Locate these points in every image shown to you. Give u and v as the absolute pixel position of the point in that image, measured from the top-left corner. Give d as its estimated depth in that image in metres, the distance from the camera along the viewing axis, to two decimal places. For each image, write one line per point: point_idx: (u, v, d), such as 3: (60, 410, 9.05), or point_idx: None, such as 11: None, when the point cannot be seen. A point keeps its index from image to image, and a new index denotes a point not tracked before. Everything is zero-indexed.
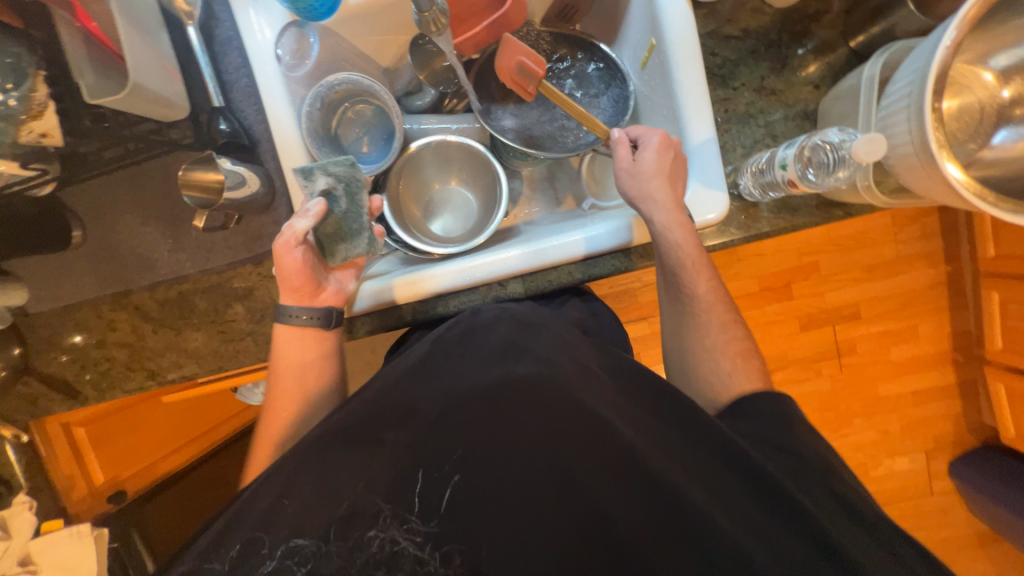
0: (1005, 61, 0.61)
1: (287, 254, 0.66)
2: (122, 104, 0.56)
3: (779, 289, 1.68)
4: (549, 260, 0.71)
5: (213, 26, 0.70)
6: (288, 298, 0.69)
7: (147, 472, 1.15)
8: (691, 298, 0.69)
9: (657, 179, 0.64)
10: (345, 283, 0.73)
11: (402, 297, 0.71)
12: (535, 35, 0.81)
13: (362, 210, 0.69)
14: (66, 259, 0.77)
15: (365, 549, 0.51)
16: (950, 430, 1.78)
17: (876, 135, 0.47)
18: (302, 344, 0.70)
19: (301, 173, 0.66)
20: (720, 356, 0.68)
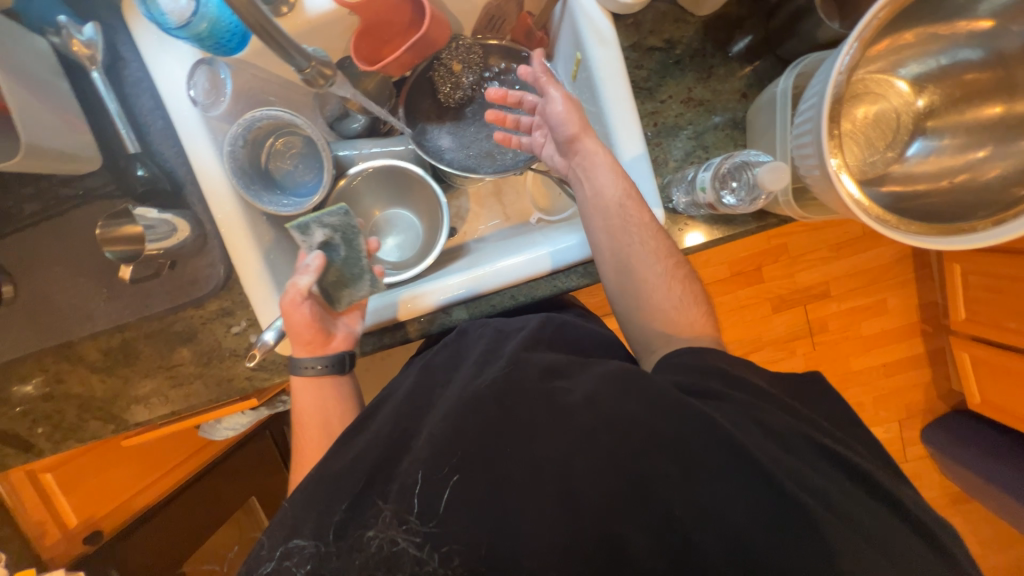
0: (913, 70, 0.66)
1: (296, 310, 0.66)
2: (19, 168, 0.54)
3: (750, 273, 1.70)
4: (523, 276, 0.71)
5: (120, 67, 0.67)
6: (303, 352, 0.68)
7: (121, 510, 1.13)
8: (636, 233, 0.63)
9: (568, 122, 0.64)
10: (352, 325, 0.72)
11: (403, 314, 0.73)
12: (466, 48, 0.78)
13: (361, 253, 0.71)
14: (1, 315, 0.76)
15: (364, 550, 0.48)
16: (921, 398, 1.83)
17: (777, 165, 0.50)
18: (320, 397, 0.68)
19: (297, 229, 0.68)
20: (670, 285, 0.64)
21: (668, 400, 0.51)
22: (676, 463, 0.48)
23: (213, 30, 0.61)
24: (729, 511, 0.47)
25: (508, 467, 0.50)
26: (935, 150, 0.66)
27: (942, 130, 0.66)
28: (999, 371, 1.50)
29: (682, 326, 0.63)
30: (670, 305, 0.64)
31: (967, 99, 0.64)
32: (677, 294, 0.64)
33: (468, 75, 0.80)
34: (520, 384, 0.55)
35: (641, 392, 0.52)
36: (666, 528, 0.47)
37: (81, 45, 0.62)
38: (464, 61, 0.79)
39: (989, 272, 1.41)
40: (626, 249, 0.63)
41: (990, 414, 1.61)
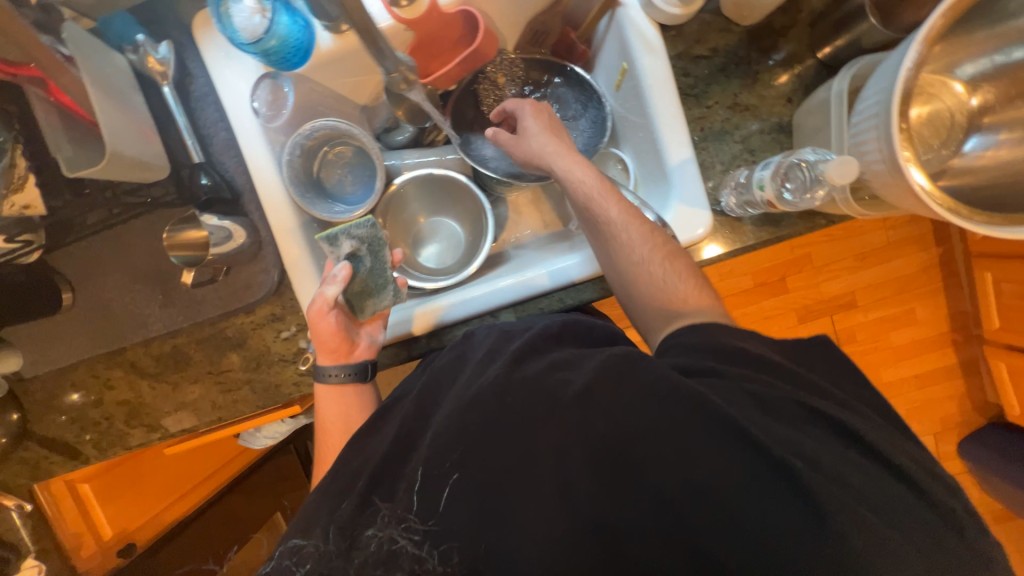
0: (970, 70, 0.66)
1: (321, 320, 0.66)
2: (100, 173, 0.56)
3: (774, 284, 1.69)
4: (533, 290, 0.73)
5: (188, 83, 0.71)
6: (327, 360, 0.68)
7: (150, 525, 1.13)
8: (608, 224, 0.66)
9: (544, 135, 0.71)
10: (375, 335, 0.72)
11: (419, 327, 0.74)
12: (510, 63, 0.81)
13: (386, 265, 0.71)
14: (58, 322, 0.77)
15: (364, 548, 0.51)
16: (955, 411, 1.78)
17: (847, 159, 0.50)
18: (343, 405, 0.68)
19: (326, 240, 0.69)
20: (653, 268, 0.64)
21: (665, 385, 0.50)
22: (680, 448, 0.48)
23: (280, 47, 0.64)
24: (747, 492, 0.46)
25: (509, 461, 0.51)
26: (999, 139, 0.66)
27: (1006, 119, 0.66)
28: None
29: (678, 301, 0.63)
30: (658, 289, 0.64)
31: (1019, 100, 0.65)
32: (665, 275, 0.63)
33: (511, 87, 0.83)
34: (519, 380, 0.55)
35: (637, 379, 0.51)
36: (683, 513, 0.47)
37: (155, 62, 0.66)
38: (507, 75, 0.82)
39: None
40: (610, 238, 0.65)
41: None
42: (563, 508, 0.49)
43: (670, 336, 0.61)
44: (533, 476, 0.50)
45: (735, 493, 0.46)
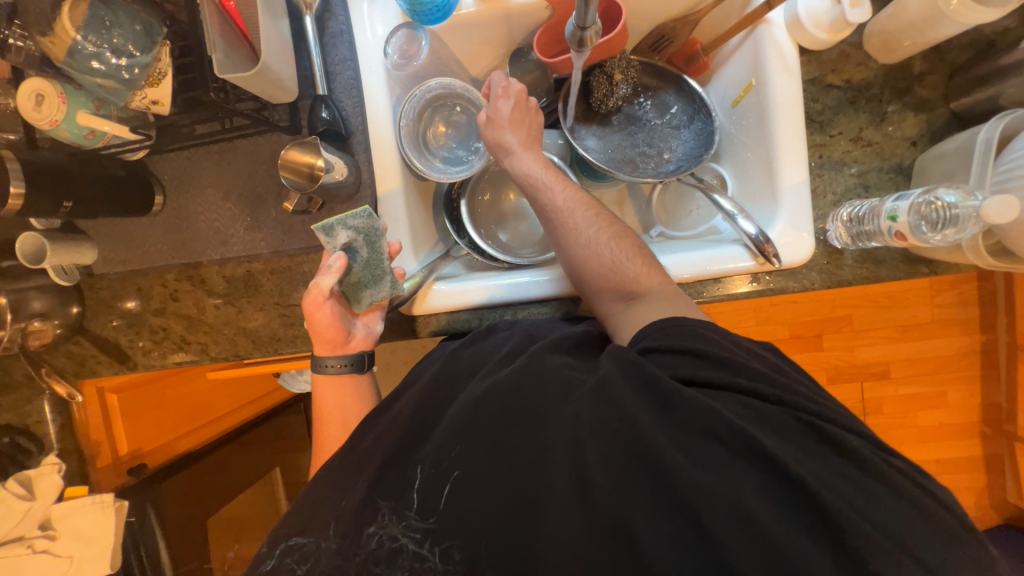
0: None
1: (318, 309, 0.67)
2: (246, 82, 0.57)
3: (810, 339, 1.67)
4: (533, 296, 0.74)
5: (326, 18, 0.72)
6: (324, 350, 0.70)
7: (164, 450, 1.10)
8: (554, 212, 0.71)
9: (506, 126, 0.74)
10: (372, 327, 0.73)
11: (439, 305, 0.74)
12: (628, 62, 0.82)
13: (382, 257, 0.68)
14: (143, 225, 0.78)
15: (365, 546, 0.53)
16: (972, 503, 1.73)
17: (1009, 199, 0.50)
18: (341, 393, 0.70)
19: (321, 231, 0.65)
20: (600, 249, 0.67)
21: (664, 390, 0.51)
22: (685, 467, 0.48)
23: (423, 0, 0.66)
24: (777, 531, 0.45)
25: (524, 458, 0.53)
26: None
27: None
28: None
29: (632, 281, 0.66)
30: (607, 269, 0.67)
31: None
32: (613, 255, 0.67)
33: (624, 85, 0.82)
34: (537, 372, 0.58)
35: (642, 380, 0.52)
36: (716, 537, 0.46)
37: None
38: (624, 72, 0.82)
39: None
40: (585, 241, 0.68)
41: None
42: (568, 508, 0.50)
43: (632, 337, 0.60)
44: (550, 475, 0.51)
45: (756, 526, 0.45)
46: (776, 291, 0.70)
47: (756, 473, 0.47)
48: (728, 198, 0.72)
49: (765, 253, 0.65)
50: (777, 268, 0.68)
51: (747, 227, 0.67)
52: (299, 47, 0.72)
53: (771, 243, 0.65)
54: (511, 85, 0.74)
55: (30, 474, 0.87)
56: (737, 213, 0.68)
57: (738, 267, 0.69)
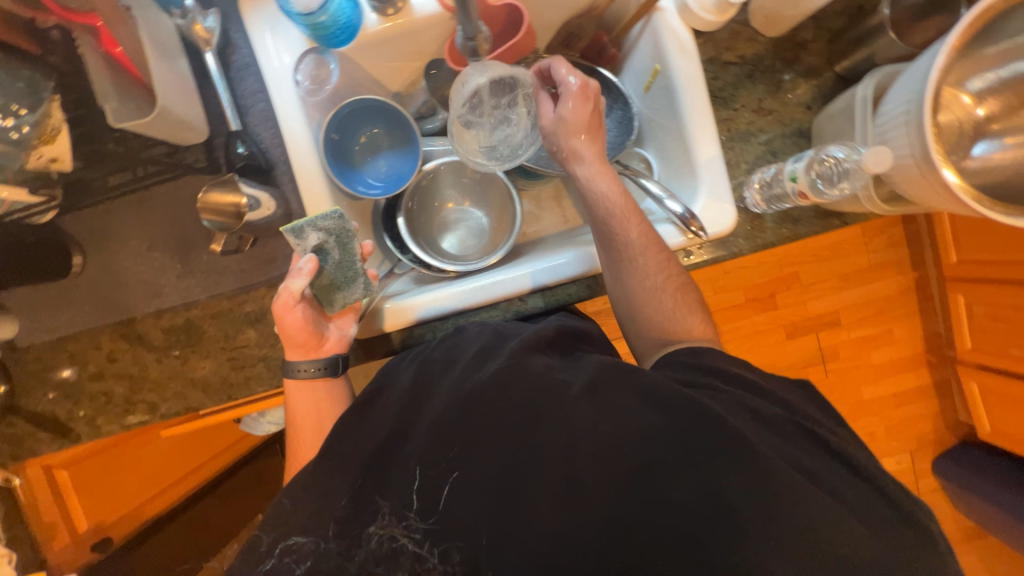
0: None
1: (288, 313, 0.65)
2: (147, 128, 0.56)
3: (765, 300, 1.74)
4: (499, 294, 0.74)
5: (229, 53, 0.71)
6: (296, 355, 0.69)
7: (127, 520, 1.06)
8: (626, 247, 0.69)
9: (580, 134, 0.70)
10: (345, 329, 0.72)
11: (391, 323, 0.74)
12: (543, 62, 0.85)
13: (355, 258, 0.69)
14: (64, 289, 0.74)
15: (365, 545, 0.55)
16: (929, 429, 1.84)
17: (881, 149, 0.54)
18: (316, 400, 0.69)
19: (291, 233, 0.66)
20: (663, 298, 0.69)
21: (662, 391, 0.56)
22: (676, 451, 0.53)
23: (330, 23, 0.66)
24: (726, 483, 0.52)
25: (498, 453, 0.56)
26: None
27: None
28: (1010, 399, 1.54)
29: (681, 330, 0.69)
30: (662, 318, 0.70)
31: None
32: (673, 305, 0.69)
33: None
34: (521, 372, 0.60)
35: (631, 385, 0.58)
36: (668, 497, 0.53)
37: (203, 30, 0.66)
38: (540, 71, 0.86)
39: (996, 301, 1.48)
40: (646, 278, 0.69)
41: (1001, 442, 1.63)
42: (552, 500, 0.54)
43: (666, 353, 0.68)
44: (521, 469, 0.55)
45: (714, 487, 0.52)
46: (708, 261, 0.74)
47: (722, 438, 0.53)
48: (654, 181, 0.75)
49: (691, 228, 0.69)
50: (705, 240, 0.71)
51: (673, 206, 0.70)
52: (205, 84, 0.70)
53: (695, 218, 0.68)
54: (586, 83, 0.68)
55: None
56: (663, 195, 0.71)
57: (670, 243, 0.72)
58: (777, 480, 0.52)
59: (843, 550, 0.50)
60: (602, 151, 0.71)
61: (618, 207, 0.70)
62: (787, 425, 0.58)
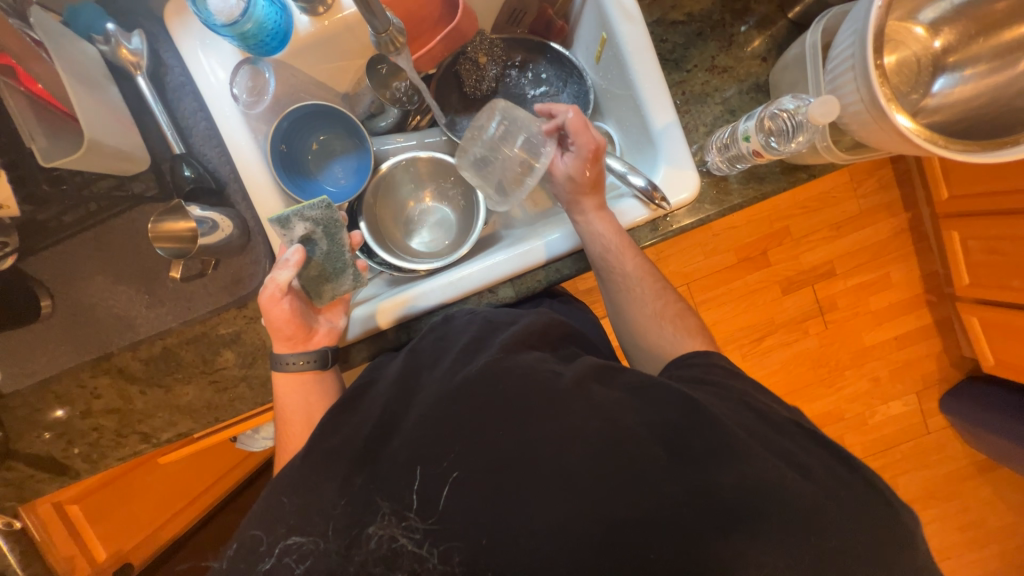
0: (932, 14, 0.65)
1: (275, 305, 0.66)
2: (80, 164, 0.56)
3: (757, 258, 1.62)
4: (500, 275, 0.72)
5: (163, 74, 0.69)
6: (284, 348, 0.69)
7: (150, 541, 1.11)
8: (623, 278, 0.72)
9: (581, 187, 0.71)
10: (335, 321, 0.73)
11: (385, 319, 0.73)
12: (490, 42, 0.82)
13: (343, 248, 0.69)
14: (36, 332, 0.73)
15: (364, 546, 0.52)
16: (934, 368, 1.75)
17: (827, 99, 0.53)
18: (305, 392, 0.69)
19: (277, 222, 0.67)
20: (664, 323, 0.72)
21: (654, 389, 0.57)
22: (663, 442, 0.53)
23: (257, 31, 0.64)
24: (697, 459, 0.52)
25: (479, 449, 0.53)
26: (965, 75, 0.66)
27: (972, 55, 0.65)
28: (1005, 328, 1.49)
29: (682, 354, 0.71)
30: (665, 343, 0.71)
31: (982, 38, 0.65)
32: (674, 332, 0.71)
33: (492, 66, 0.84)
34: (513, 368, 0.58)
35: (621, 383, 0.59)
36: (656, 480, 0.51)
37: (129, 53, 0.65)
38: (488, 54, 0.83)
39: (990, 234, 1.40)
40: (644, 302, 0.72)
41: (1006, 375, 1.58)
42: (543, 489, 0.51)
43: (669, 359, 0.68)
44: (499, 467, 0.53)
45: (687, 466, 0.52)
46: (678, 230, 0.72)
47: (699, 419, 0.54)
48: (615, 157, 0.73)
49: (655, 200, 0.67)
50: (669, 211, 0.69)
51: (634, 181, 0.68)
52: (145, 108, 0.69)
53: (657, 190, 0.66)
54: (598, 141, 0.70)
55: None
56: (625, 171, 0.69)
57: (636, 218, 0.71)
58: (740, 452, 0.52)
59: (813, 511, 0.50)
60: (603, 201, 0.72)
61: (615, 244, 0.71)
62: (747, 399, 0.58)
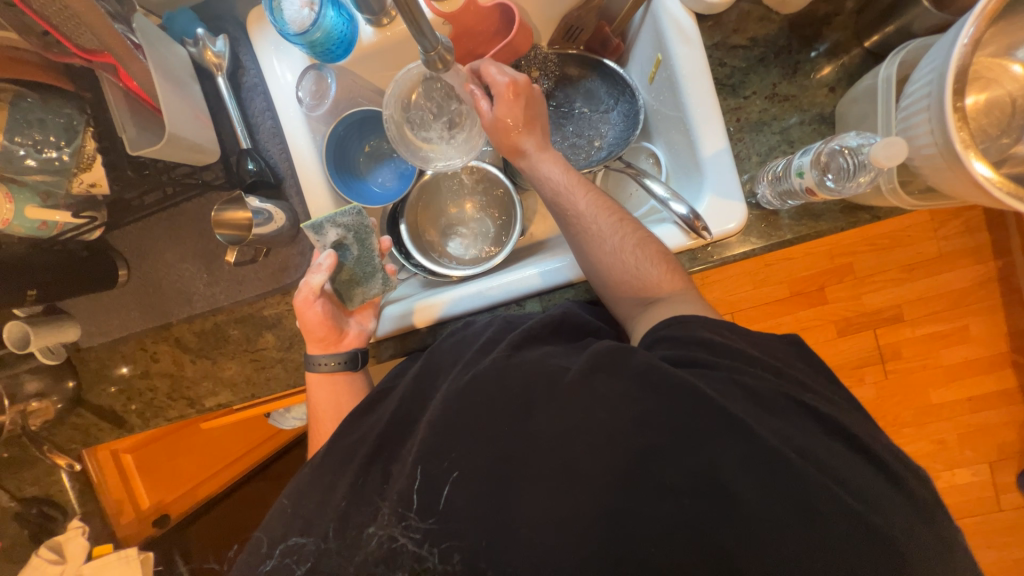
0: None
1: (308, 308, 0.71)
2: (160, 154, 0.62)
3: (812, 294, 1.45)
4: (518, 292, 0.74)
5: (241, 75, 0.76)
6: (318, 349, 0.73)
7: (188, 497, 1.21)
8: (578, 218, 0.70)
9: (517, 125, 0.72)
10: (364, 324, 0.77)
11: (419, 321, 0.76)
12: (543, 58, 0.83)
13: (373, 252, 0.74)
14: (113, 297, 0.82)
15: (366, 546, 0.53)
16: (1016, 438, 1.52)
17: (894, 140, 0.50)
18: (335, 390, 0.74)
19: (312, 229, 0.71)
20: (625, 257, 0.67)
21: (657, 375, 0.53)
22: (672, 449, 0.50)
23: (325, 39, 0.68)
24: (729, 479, 0.48)
25: (482, 456, 0.53)
26: None
27: None
28: None
29: (652, 286, 0.66)
30: (632, 277, 0.67)
31: None
32: (638, 263, 0.67)
33: (544, 81, 0.85)
34: (519, 364, 0.58)
35: (628, 369, 0.54)
36: (663, 519, 0.48)
37: (213, 55, 0.72)
38: (541, 69, 0.84)
39: None
40: (605, 246, 0.68)
41: None
42: (549, 492, 0.51)
43: (653, 325, 0.64)
44: (501, 481, 0.52)
45: (718, 486, 0.48)
46: (719, 261, 0.69)
47: (718, 434, 0.50)
48: (660, 182, 0.70)
49: (696, 229, 0.64)
50: (711, 241, 0.66)
51: (677, 208, 0.65)
52: (220, 105, 0.76)
53: (700, 219, 0.63)
54: (515, 80, 0.70)
55: (60, 539, 0.92)
56: (668, 198, 0.67)
57: (675, 245, 0.69)
58: (782, 489, 0.47)
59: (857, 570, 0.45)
60: (543, 137, 0.74)
61: (563, 183, 0.72)
62: (785, 400, 0.54)
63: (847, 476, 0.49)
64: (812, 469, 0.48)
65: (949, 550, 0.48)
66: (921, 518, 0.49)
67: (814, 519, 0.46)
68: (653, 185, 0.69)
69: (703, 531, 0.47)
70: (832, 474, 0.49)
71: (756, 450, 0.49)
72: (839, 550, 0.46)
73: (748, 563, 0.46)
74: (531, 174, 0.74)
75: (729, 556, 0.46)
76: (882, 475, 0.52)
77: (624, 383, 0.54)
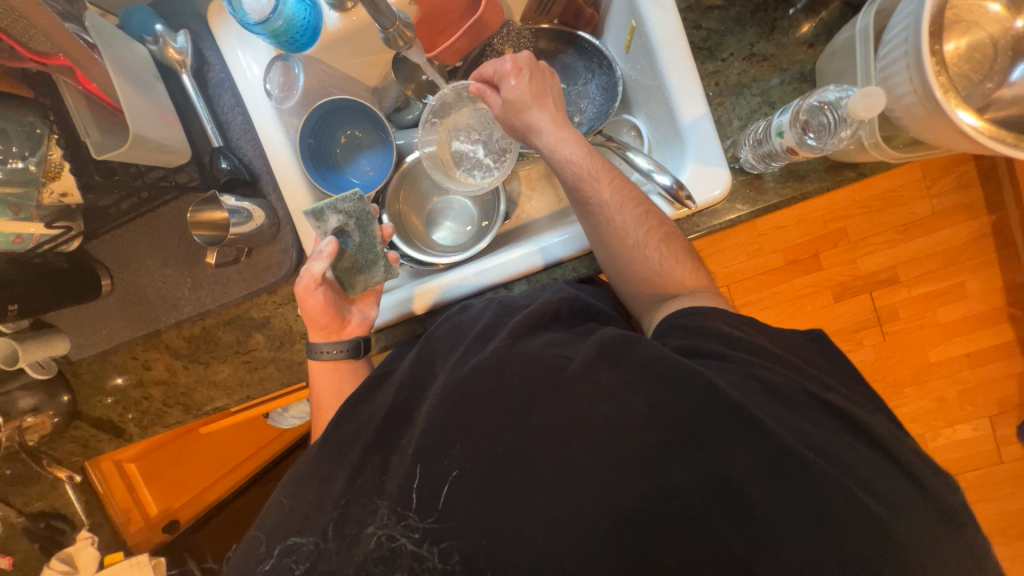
0: None
1: (309, 295, 0.70)
2: (127, 157, 0.62)
3: (807, 260, 1.43)
4: (514, 273, 0.73)
5: (207, 71, 0.75)
6: (320, 337, 0.73)
7: (193, 504, 1.23)
8: (601, 208, 0.67)
9: (530, 105, 0.70)
10: (367, 311, 0.75)
11: (418, 307, 0.75)
12: (516, 33, 0.81)
13: (374, 240, 0.72)
14: (98, 308, 0.80)
15: (364, 546, 0.53)
16: (1016, 391, 1.53)
17: (872, 90, 0.49)
18: (335, 383, 0.73)
19: (313, 215, 0.70)
20: (648, 253, 0.66)
21: (664, 366, 0.54)
22: (664, 427, 0.50)
23: (288, 27, 0.66)
24: (722, 447, 0.49)
25: (477, 448, 0.53)
26: None
27: None
28: None
29: (675, 284, 0.66)
30: (652, 273, 0.66)
31: None
32: (660, 258, 0.66)
33: None
34: (519, 354, 0.58)
35: (632, 360, 0.55)
36: (656, 497, 0.49)
37: (175, 51, 0.71)
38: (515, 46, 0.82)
39: None
40: (631, 241, 0.65)
41: None
42: (545, 474, 0.51)
43: (668, 316, 0.64)
44: (498, 471, 0.52)
45: (710, 455, 0.49)
46: (705, 230, 0.69)
47: (708, 402, 0.50)
48: (643, 154, 0.68)
49: (681, 199, 0.62)
50: (695, 210, 0.65)
51: (660, 179, 0.63)
52: (188, 102, 0.74)
53: (683, 188, 0.62)
54: (516, 58, 0.70)
55: (72, 550, 0.91)
56: (650, 169, 0.65)
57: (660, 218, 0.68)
58: (772, 453, 0.48)
59: (846, 535, 0.46)
60: (558, 117, 0.71)
61: (585, 169, 0.68)
62: (787, 381, 0.54)
63: (839, 444, 0.50)
64: (793, 438, 0.49)
65: (936, 501, 0.49)
66: (909, 476, 0.50)
67: (807, 484, 0.47)
68: (636, 156, 0.67)
69: (696, 510, 0.48)
70: (818, 437, 0.50)
71: (743, 421, 0.49)
72: (832, 516, 0.46)
73: (739, 532, 0.47)
74: (549, 157, 0.70)
75: (720, 527, 0.47)
76: (870, 433, 0.52)
77: (623, 374, 0.55)
